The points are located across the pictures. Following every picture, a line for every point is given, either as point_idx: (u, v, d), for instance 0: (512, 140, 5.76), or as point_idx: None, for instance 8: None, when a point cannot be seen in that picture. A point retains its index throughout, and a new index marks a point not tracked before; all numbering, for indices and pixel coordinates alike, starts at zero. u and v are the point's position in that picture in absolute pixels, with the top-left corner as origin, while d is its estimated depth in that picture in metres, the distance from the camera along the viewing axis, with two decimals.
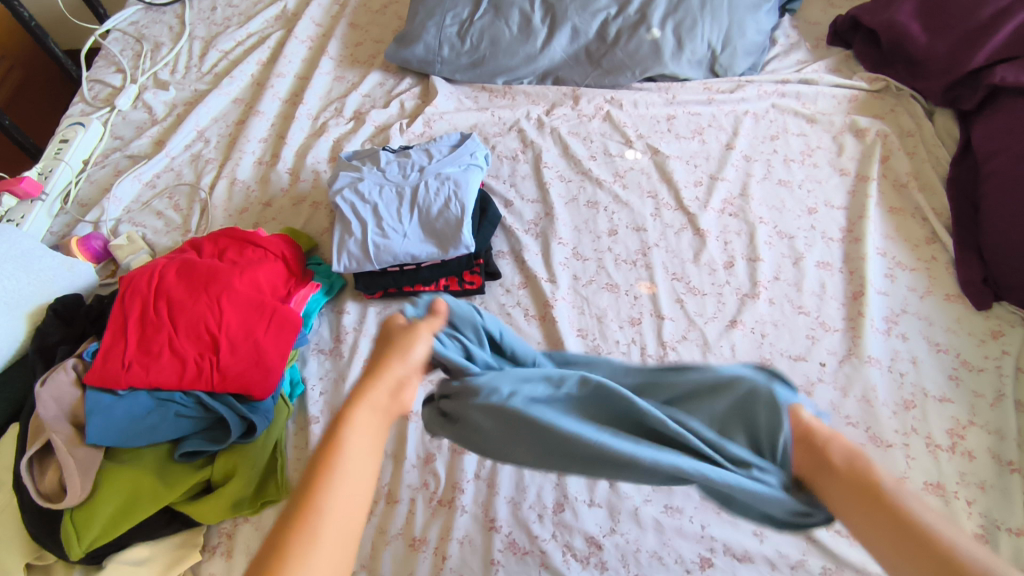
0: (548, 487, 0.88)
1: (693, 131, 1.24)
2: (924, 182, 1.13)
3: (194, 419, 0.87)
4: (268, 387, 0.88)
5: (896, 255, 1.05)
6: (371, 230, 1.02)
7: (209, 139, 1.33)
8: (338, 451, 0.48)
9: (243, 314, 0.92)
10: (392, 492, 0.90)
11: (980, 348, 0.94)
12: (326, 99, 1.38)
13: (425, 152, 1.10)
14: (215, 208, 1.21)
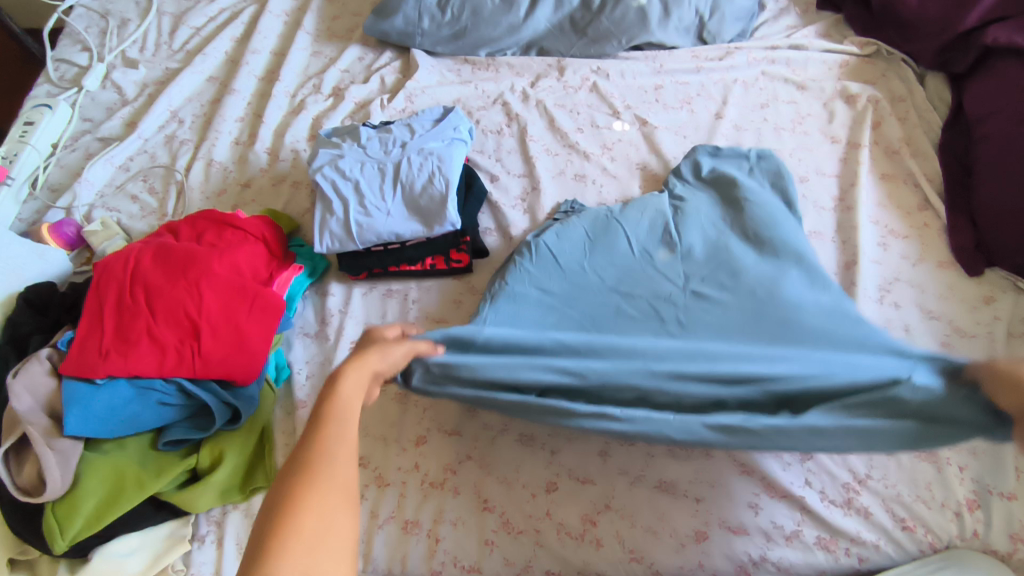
0: (541, 466, 0.86)
1: (682, 101, 1.21)
2: (916, 148, 1.11)
3: (178, 406, 0.85)
4: (252, 372, 0.87)
5: (888, 223, 1.03)
6: (354, 209, 0.98)
7: (183, 120, 1.29)
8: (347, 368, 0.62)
9: (223, 298, 0.89)
10: (383, 475, 0.88)
11: (973, 314, 0.93)
12: (304, 75, 1.34)
13: (407, 126, 1.07)
14: (192, 191, 1.17)
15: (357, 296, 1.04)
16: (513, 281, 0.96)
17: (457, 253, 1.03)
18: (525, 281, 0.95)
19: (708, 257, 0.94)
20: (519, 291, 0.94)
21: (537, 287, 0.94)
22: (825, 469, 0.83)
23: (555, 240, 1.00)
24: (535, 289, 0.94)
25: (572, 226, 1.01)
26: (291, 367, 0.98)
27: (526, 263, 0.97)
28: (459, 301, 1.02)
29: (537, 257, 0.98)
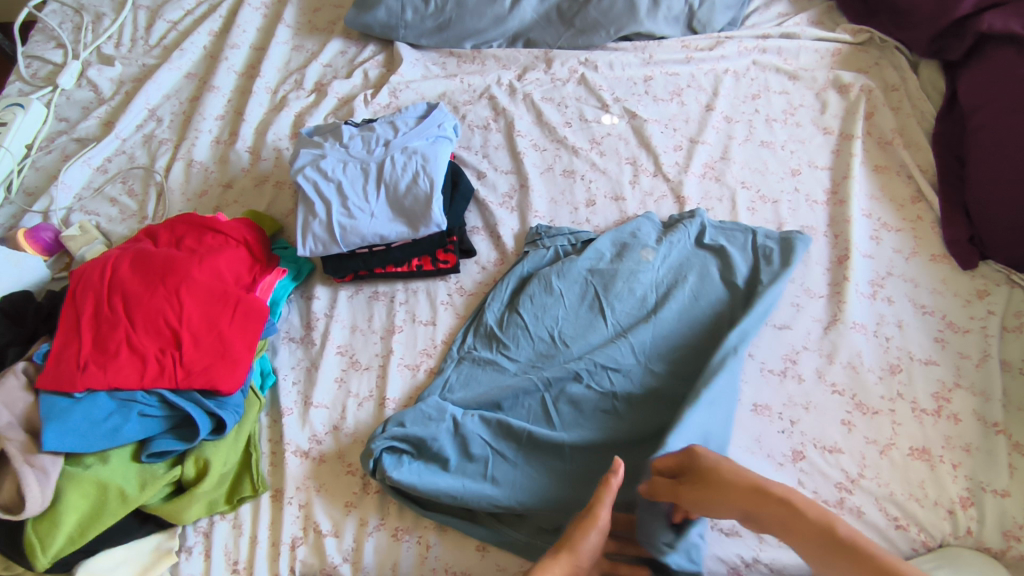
0: None
1: (672, 93, 1.18)
2: (909, 139, 1.09)
3: (160, 417, 0.83)
4: (236, 381, 0.84)
5: (881, 217, 1.02)
6: (337, 210, 0.96)
7: (162, 118, 1.26)
8: None
9: (204, 306, 0.87)
10: (372, 482, 0.87)
11: (966, 308, 0.92)
12: (285, 71, 1.31)
13: (390, 124, 1.04)
14: (172, 192, 1.14)
15: (343, 298, 1.03)
16: (487, 353, 0.94)
17: (444, 253, 1.02)
18: (501, 353, 0.93)
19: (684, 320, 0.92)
20: (492, 362, 0.93)
21: (512, 358, 0.93)
22: (818, 469, 0.82)
23: (533, 301, 0.96)
24: (508, 363, 0.93)
25: (554, 286, 0.97)
26: (276, 374, 0.96)
27: (503, 329, 0.95)
28: (446, 303, 1.00)
29: (514, 321, 0.95)
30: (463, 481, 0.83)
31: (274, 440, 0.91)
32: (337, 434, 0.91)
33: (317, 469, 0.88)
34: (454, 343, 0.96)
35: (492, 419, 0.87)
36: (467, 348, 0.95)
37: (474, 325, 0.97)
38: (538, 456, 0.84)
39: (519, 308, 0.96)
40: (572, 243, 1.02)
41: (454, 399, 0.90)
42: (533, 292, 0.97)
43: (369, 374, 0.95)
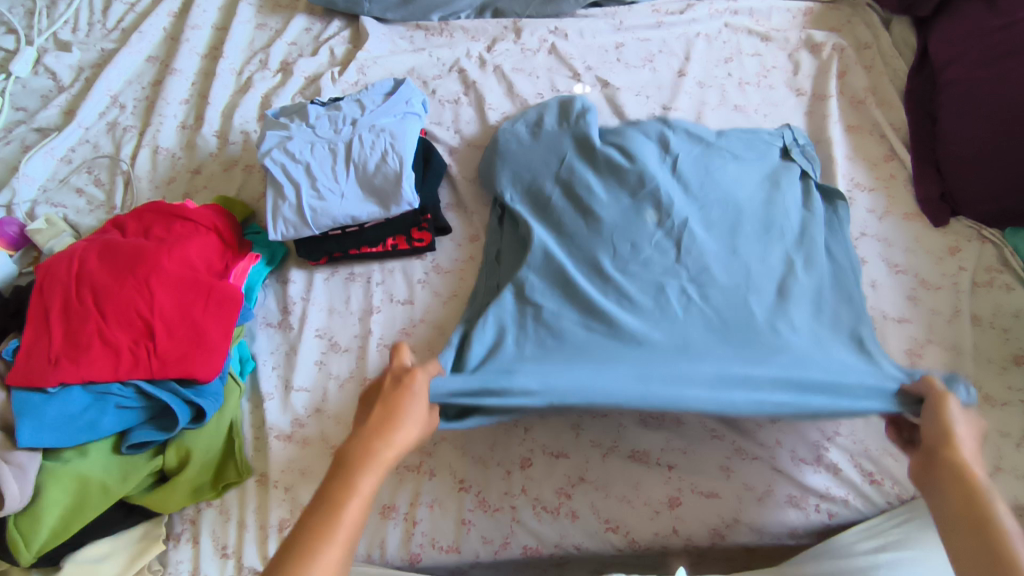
0: (515, 444, 0.86)
1: (644, 59, 1.17)
2: (881, 98, 1.09)
3: (139, 408, 0.82)
4: (213, 368, 0.84)
5: (854, 176, 1.02)
6: (307, 192, 0.92)
7: (124, 104, 1.23)
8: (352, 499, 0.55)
9: (176, 294, 0.86)
10: None
11: (938, 265, 0.93)
12: (249, 51, 1.27)
13: (357, 103, 1.00)
14: (140, 180, 1.13)
15: (319, 281, 1.01)
16: (586, 280, 0.83)
17: (419, 232, 1.00)
18: (585, 282, 0.83)
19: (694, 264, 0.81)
20: (557, 290, 0.83)
21: (591, 266, 0.85)
22: (794, 429, 0.84)
23: (608, 177, 0.91)
24: (655, 321, 0.78)
25: (611, 156, 0.92)
26: (256, 360, 0.96)
27: (604, 271, 0.83)
28: (423, 282, 0.99)
29: (647, 286, 0.81)
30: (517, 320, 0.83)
31: (257, 426, 0.92)
32: (319, 417, 0.92)
33: (302, 453, 0.89)
34: (454, 341, 0.81)
35: (649, 296, 0.80)
36: (503, 257, 0.93)
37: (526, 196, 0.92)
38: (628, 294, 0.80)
39: (588, 217, 0.88)
40: (613, 130, 0.97)
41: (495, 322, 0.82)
42: (641, 247, 0.84)
43: (349, 356, 0.95)
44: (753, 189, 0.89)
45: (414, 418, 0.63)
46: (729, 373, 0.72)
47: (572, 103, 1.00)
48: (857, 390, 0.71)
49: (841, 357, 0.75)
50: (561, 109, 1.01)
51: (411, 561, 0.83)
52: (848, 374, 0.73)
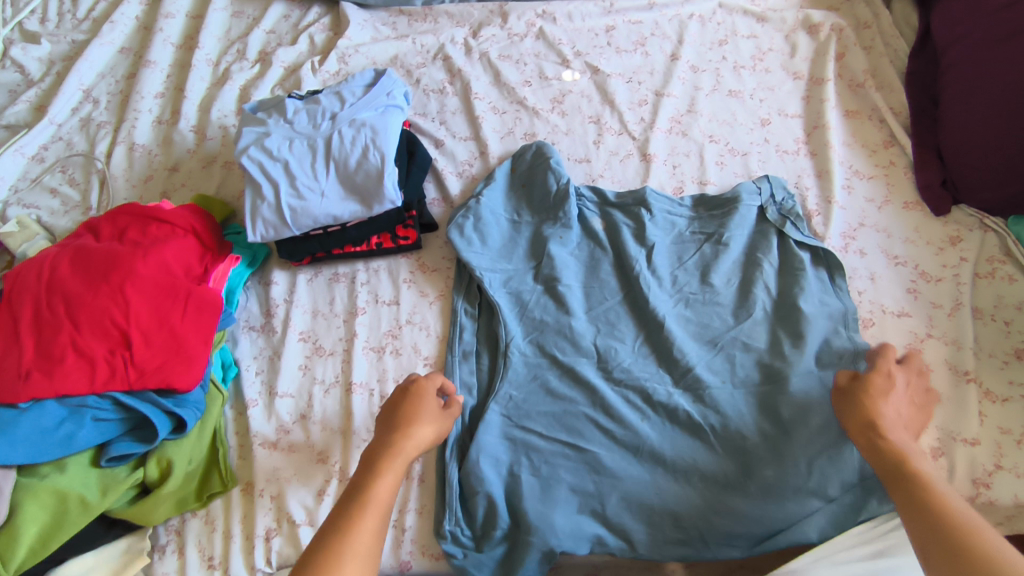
0: (504, 452, 0.85)
1: (635, 43, 1.12)
2: (882, 80, 1.04)
3: (118, 420, 0.80)
4: (193, 378, 0.81)
5: (853, 163, 0.98)
6: (285, 191, 0.89)
7: (98, 99, 1.18)
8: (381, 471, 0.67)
9: (153, 301, 0.83)
10: (344, 469, 0.86)
11: (938, 257, 0.90)
12: (225, 40, 1.23)
13: (336, 95, 0.96)
14: (115, 179, 1.09)
15: (303, 282, 0.99)
16: (586, 369, 0.88)
17: (404, 229, 0.97)
18: (585, 403, 0.86)
19: (689, 430, 0.83)
20: (548, 418, 0.86)
21: (577, 355, 0.89)
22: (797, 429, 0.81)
23: (589, 286, 0.93)
24: (646, 427, 0.84)
25: (600, 269, 0.94)
26: (239, 365, 0.94)
27: (585, 377, 0.87)
28: (409, 281, 0.97)
29: (633, 393, 0.86)
30: (508, 386, 0.88)
31: (241, 434, 0.91)
32: (305, 424, 0.90)
33: (287, 459, 0.88)
34: (456, 432, 0.87)
35: (635, 394, 0.86)
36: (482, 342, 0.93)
37: (517, 336, 0.91)
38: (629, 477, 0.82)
39: (568, 314, 0.91)
40: (596, 214, 0.97)
41: (489, 461, 0.85)
42: (624, 358, 0.88)
43: (334, 360, 0.94)
44: (728, 271, 0.91)
45: (411, 446, 0.71)
46: (725, 519, 0.79)
47: (545, 160, 0.99)
48: (830, 493, 0.79)
49: (823, 463, 0.79)
50: (530, 164, 1.01)
51: (401, 568, 0.83)
52: (819, 491, 0.79)
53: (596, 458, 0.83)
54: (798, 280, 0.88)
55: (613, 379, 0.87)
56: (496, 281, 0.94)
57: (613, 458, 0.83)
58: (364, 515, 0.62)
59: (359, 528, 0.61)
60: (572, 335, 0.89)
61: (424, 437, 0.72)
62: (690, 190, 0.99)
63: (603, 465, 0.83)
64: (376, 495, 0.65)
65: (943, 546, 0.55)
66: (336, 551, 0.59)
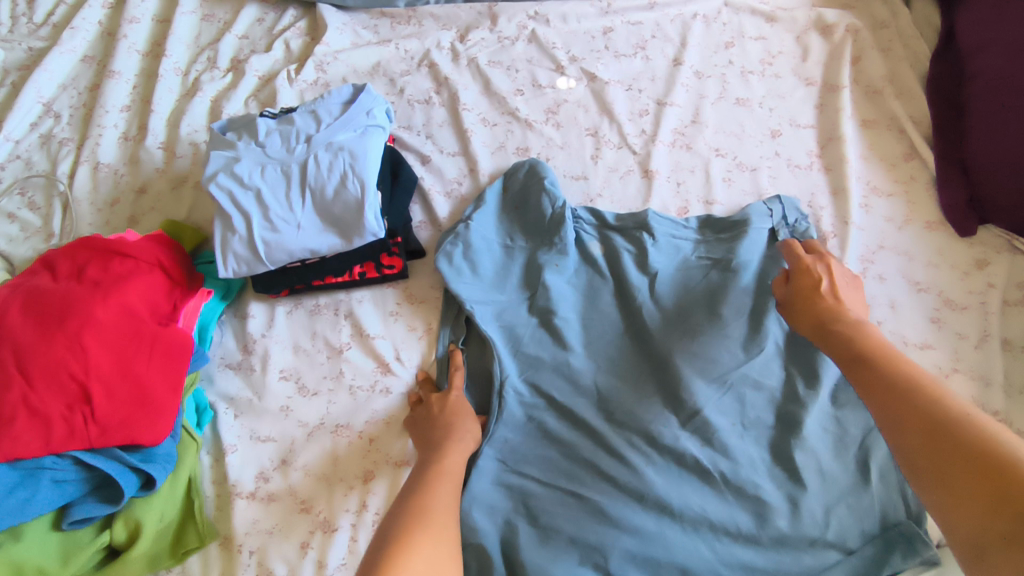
0: (500, 501, 0.80)
1: (635, 47, 1.05)
2: (901, 87, 0.98)
3: (79, 480, 0.74)
4: (161, 431, 0.76)
5: (870, 179, 0.91)
6: (257, 223, 0.82)
7: (59, 113, 1.10)
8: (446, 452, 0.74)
9: (115, 349, 0.77)
10: (329, 520, 0.81)
11: (963, 282, 0.83)
12: (195, 47, 1.14)
13: (312, 114, 0.88)
14: (79, 203, 1.02)
15: (282, 314, 0.93)
16: (585, 410, 0.82)
17: (388, 257, 0.91)
18: (588, 447, 0.81)
19: (696, 475, 0.78)
20: (547, 463, 0.81)
21: (576, 395, 0.83)
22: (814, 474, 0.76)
23: (588, 318, 0.87)
24: (651, 472, 0.78)
25: (600, 298, 0.87)
26: (214, 408, 0.88)
27: (584, 420, 0.82)
28: (396, 314, 0.91)
29: (636, 436, 0.81)
30: (502, 429, 0.83)
31: (218, 482, 0.85)
32: (287, 470, 0.84)
33: (266, 510, 0.82)
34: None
35: (637, 437, 0.81)
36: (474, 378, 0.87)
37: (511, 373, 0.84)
38: (636, 524, 0.75)
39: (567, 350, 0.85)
40: (595, 238, 0.91)
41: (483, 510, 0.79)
42: (627, 398, 0.82)
43: (318, 400, 0.87)
44: (739, 300, 0.84)
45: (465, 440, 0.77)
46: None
47: (539, 180, 0.92)
48: (850, 544, 0.73)
49: (841, 512, 0.75)
50: (523, 184, 0.94)
51: None
52: (836, 544, 0.73)
53: (600, 503, 0.77)
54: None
55: (614, 419, 0.82)
56: (489, 314, 0.87)
57: (617, 504, 0.77)
58: (439, 480, 0.68)
59: (437, 489, 0.66)
60: (569, 371, 0.84)
61: (470, 430, 0.78)
62: (696, 210, 0.92)
63: (608, 511, 0.76)
64: (445, 466, 0.71)
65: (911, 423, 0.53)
66: (422, 503, 0.63)
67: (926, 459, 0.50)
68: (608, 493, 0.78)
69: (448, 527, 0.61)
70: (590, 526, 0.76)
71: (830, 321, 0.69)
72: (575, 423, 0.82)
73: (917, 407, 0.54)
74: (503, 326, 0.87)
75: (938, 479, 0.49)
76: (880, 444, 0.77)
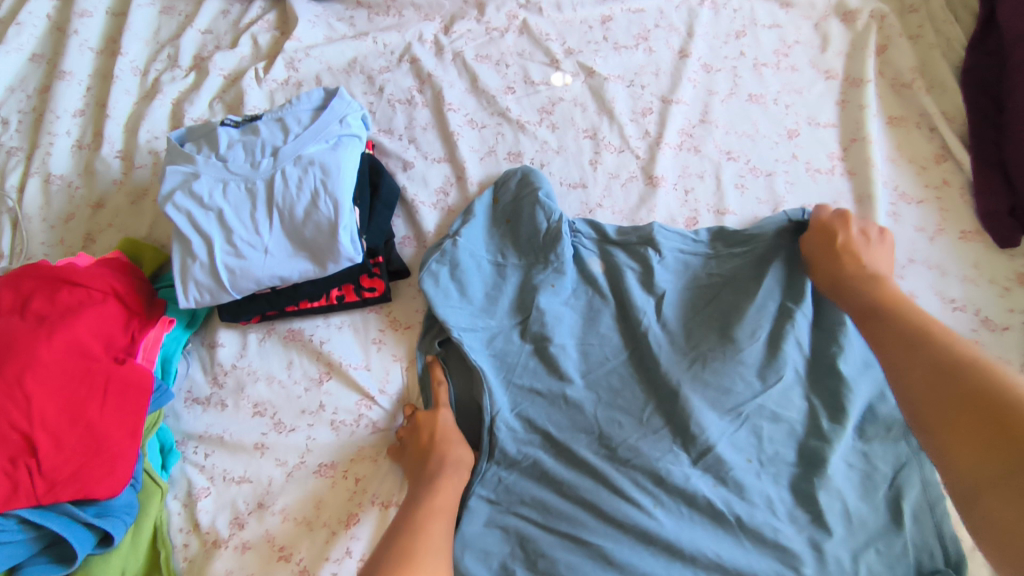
0: (496, 548, 0.71)
1: (637, 37, 0.95)
2: (931, 79, 0.89)
3: (29, 539, 0.66)
4: (116, 484, 0.68)
5: (899, 185, 0.84)
6: (219, 248, 0.73)
7: (7, 119, 1.01)
8: (438, 481, 0.68)
9: (63, 393, 0.69)
10: (310, 569, 0.71)
11: (1004, 300, 0.75)
12: (154, 43, 1.04)
13: (279, 123, 0.79)
14: (30, 219, 0.93)
15: (255, 341, 0.84)
16: (583, 448, 0.74)
17: (369, 279, 0.83)
18: (588, 487, 0.72)
19: (712, 518, 0.69)
20: (542, 504, 0.72)
21: (575, 429, 0.75)
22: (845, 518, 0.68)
23: (587, 343, 0.79)
24: (659, 515, 0.69)
25: (601, 321, 0.79)
26: (181, 448, 0.80)
27: (581, 458, 0.73)
28: (379, 342, 0.83)
29: (641, 475, 0.72)
30: (491, 468, 0.74)
31: (188, 530, 0.75)
32: (261, 513, 0.75)
33: (241, 560, 0.72)
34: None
35: (644, 476, 0.71)
36: (462, 410, 0.79)
37: (501, 405, 0.76)
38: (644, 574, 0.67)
39: (565, 380, 0.77)
40: (594, 254, 0.82)
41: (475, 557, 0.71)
42: (631, 433, 0.74)
43: (296, 437, 0.79)
44: (758, 322, 0.76)
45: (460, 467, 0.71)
46: None
47: (532, 191, 0.83)
48: None
49: (870, 558, 0.66)
50: (516, 195, 0.85)
51: None
52: None
53: (605, 549, 0.68)
54: (835, 338, 0.75)
55: (621, 455, 0.73)
56: (479, 341, 0.79)
57: (623, 551, 0.68)
58: (431, 520, 0.62)
59: (427, 532, 0.60)
60: (567, 403, 0.76)
61: (459, 455, 0.72)
62: (706, 221, 0.84)
63: (613, 559, 0.68)
64: (436, 504, 0.65)
65: (927, 368, 0.54)
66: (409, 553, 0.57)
67: (928, 398, 0.53)
68: (613, 538, 0.69)
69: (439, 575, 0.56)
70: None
71: (846, 276, 0.71)
72: (574, 459, 0.73)
73: (928, 355, 0.55)
74: (495, 353, 0.79)
75: (943, 421, 0.51)
76: (914, 482, 0.69)
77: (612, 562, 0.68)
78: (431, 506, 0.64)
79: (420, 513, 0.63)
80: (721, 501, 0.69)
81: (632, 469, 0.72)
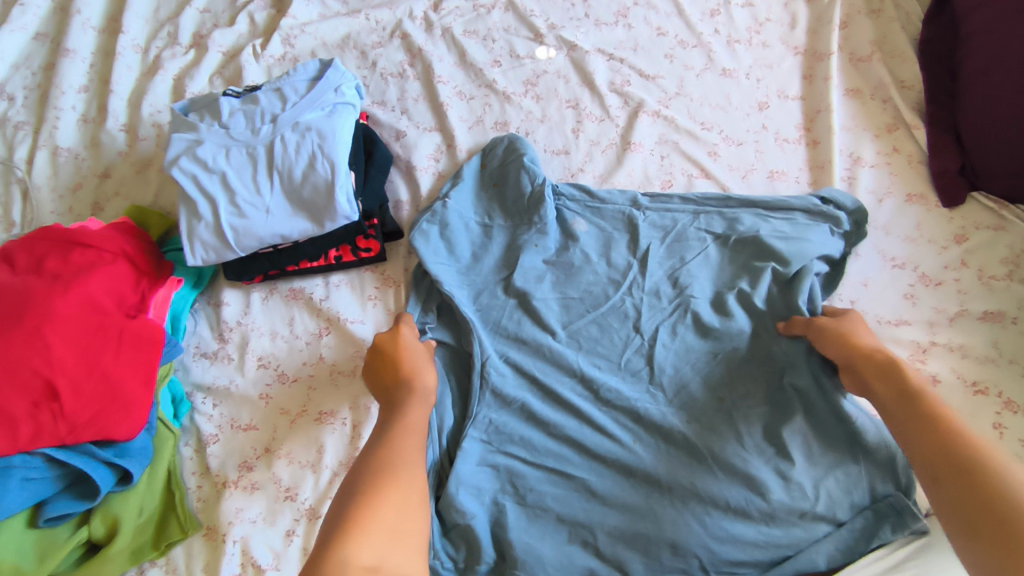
0: (486, 484, 0.77)
1: (617, 14, 1.00)
2: (891, 51, 0.95)
3: (52, 477, 0.72)
4: (133, 426, 0.73)
5: (860, 149, 0.90)
6: (224, 209, 0.78)
7: (13, 96, 1.05)
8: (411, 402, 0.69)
9: (80, 344, 0.74)
10: (315, 507, 0.77)
11: (941, 256, 0.82)
12: (154, 22, 1.08)
13: (278, 93, 0.84)
14: (39, 189, 0.97)
15: (258, 300, 0.90)
16: (569, 391, 0.79)
17: (365, 240, 0.89)
18: (574, 426, 0.77)
19: (687, 451, 0.75)
20: (529, 443, 0.77)
21: (559, 374, 0.81)
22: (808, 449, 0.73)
23: (568, 297, 0.84)
24: (638, 449, 0.76)
25: (583, 276, 0.84)
26: (191, 399, 0.85)
27: (566, 399, 0.79)
28: (375, 299, 0.88)
29: (622, 414, 0.78)
30: (481, 409, 0.79)
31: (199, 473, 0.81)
32: (269, 457, 0.80)
33: (251, 498, 0.78)
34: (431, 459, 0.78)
35: (624, 416, 0.78)
36: (451, 358, 0.84)
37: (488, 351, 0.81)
38: (625, 502, 0.73)
39: (549, 331, 0.82)
40: (577, 215, 0.87)
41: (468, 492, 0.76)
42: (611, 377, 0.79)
43: (298, 387, 0.84)
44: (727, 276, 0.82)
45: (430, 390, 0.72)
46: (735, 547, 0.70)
47: (517, 156, 0.89)
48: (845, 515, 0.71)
49: (830, 485, 0.72)
50: (502, 160, 0.90)
51: None
52: (832, 515, 0.71)
53: (589, 482, 0.75)
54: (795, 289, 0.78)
55: (604, 397, 0.78)
56: (466, 297, 0.85)
57: (606, 482, 0.75)
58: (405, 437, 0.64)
59: (399, 449, 0.62)
60: (551, 352, 0.81)
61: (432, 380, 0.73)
62: (680, 185, 0.90)
63: (597, 490, 0.74)
64: (409, 423, 0.66)
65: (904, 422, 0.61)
66: (381, 469, 0.59)
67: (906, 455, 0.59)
68: (597, 471, 0.76)
69: (409, 488, 0.58)
70: (578, 505, 0.74)
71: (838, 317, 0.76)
72: (560, 402, 0.79)
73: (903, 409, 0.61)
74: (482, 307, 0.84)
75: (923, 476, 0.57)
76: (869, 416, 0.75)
77: (596, 492, 0.74)
78: (402, 424, 0.66)
79: (391, 433, 0.65)
80: (694, 436, 0.75)
81: (614, 409, 0.78)
